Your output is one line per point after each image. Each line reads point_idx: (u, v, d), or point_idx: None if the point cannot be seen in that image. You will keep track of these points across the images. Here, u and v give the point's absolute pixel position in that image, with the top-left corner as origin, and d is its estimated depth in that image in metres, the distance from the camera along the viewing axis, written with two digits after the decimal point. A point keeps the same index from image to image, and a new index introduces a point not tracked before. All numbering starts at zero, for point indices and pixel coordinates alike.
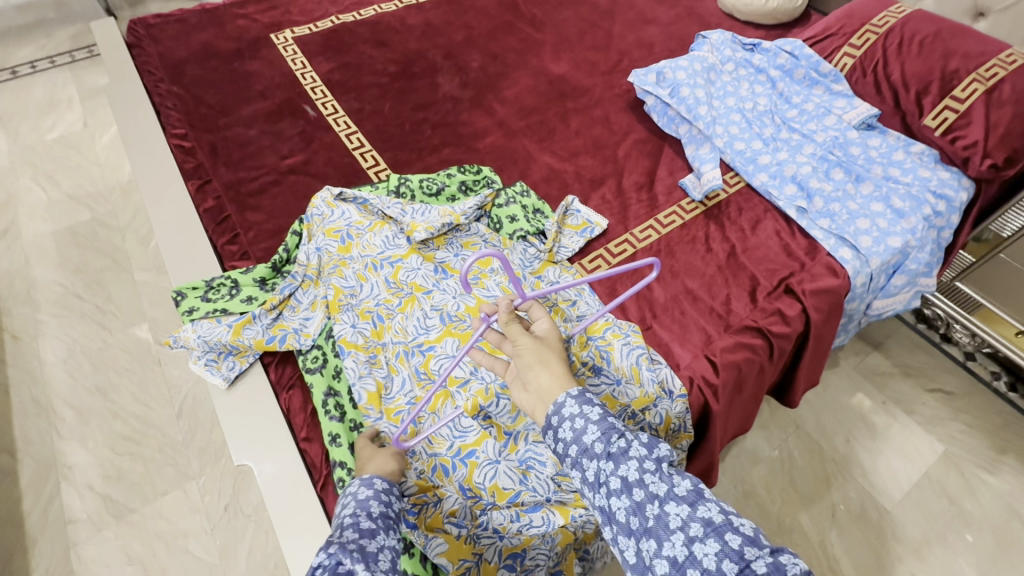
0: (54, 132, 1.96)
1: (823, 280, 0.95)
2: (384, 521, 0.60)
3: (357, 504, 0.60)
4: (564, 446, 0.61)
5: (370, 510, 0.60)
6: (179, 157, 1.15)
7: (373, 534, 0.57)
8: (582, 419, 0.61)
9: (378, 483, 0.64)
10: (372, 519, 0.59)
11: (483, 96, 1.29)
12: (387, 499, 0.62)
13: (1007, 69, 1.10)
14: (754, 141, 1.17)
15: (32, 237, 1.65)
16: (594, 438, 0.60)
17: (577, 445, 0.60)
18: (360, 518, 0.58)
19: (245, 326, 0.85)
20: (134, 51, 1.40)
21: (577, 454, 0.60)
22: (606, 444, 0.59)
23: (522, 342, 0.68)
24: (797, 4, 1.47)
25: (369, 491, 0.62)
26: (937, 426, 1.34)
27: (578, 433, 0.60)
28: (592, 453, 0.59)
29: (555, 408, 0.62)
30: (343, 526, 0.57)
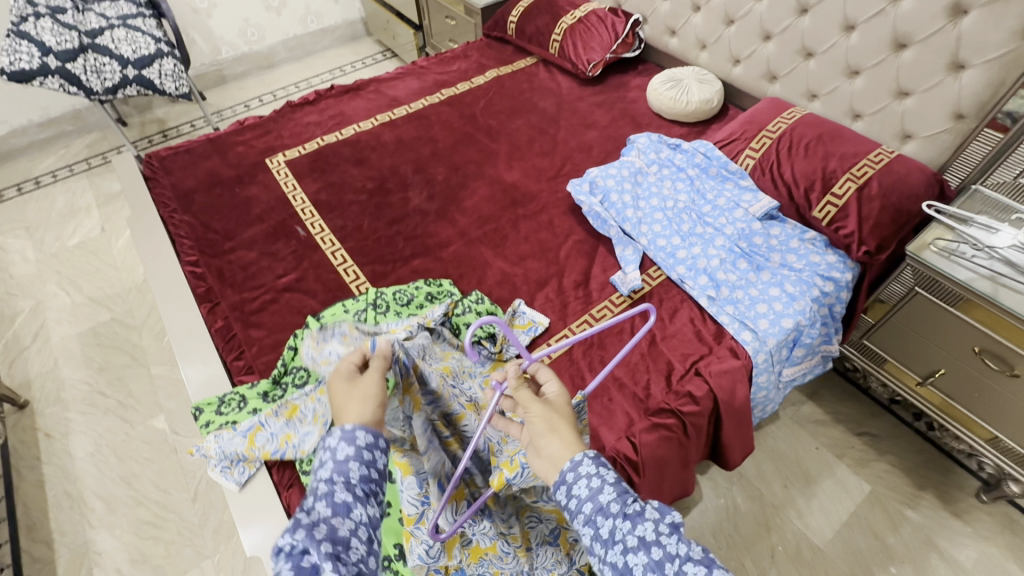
0: (75, 238, 2.19)
1: (727, 361, 1.17)
2: (364, 488, 0.66)
3: (335, 467, 0.66)
4: (577, 503, 0.69)
5: (349, 477, 0.66)
6: (192, 282, 1.37)
7: (347, 510, 0.64)
8: (598, 479, 0.70)
9: (360, 440, 0.68)
10: (349, 490, 0.65)
11: (447, 208, 1.53)
12: (368, 458, 0.68)
13: (875, 168, 1.33)
14: (673, 237, 1.38)
15: (60, 340, 1.86)
16: (609, 497, 0.68)
17: (593, 502, 0.68)
18: (336, 489, 0.64)
19: (257, 435, 1.03)
20: (150, 182, 1.64)
21: (592, 511, 0.68)
22: (621, 505, 0.68)
23: (532, 409, 0.77)
24: (712, 105, 1.73)
25: (350, 451, 0.67)
26: (863, 467, 1.51)
27: (593, 491, 0.69)
28: (608, 511, 0.68)
29: (571, 465, 0.71)
30: (319, 496, 0.63)
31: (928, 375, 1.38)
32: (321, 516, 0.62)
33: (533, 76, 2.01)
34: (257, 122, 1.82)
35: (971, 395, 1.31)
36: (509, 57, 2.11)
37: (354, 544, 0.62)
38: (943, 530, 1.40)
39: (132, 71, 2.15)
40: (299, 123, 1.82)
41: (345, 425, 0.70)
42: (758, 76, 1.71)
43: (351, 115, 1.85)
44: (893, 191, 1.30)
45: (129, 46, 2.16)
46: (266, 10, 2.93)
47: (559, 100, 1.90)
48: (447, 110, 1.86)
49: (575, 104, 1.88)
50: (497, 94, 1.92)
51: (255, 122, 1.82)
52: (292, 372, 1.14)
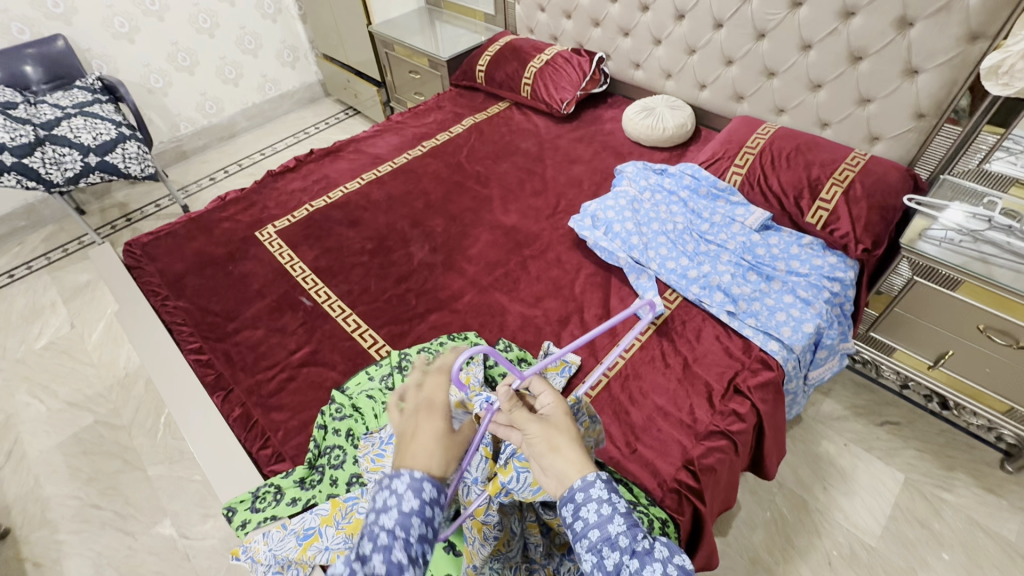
0: (42, 340, 2.04)
1: (762, 373, 1.18)
2: (418, 549, 0.61)
3: (400, 519, 0.61)
4: (583, 526, 0.67)
5: (409, 533, 0.61)
6: (199, 370, 1.28)
7: (400, 573, 0.57)
8: (609, 507, 0.68)
9: (427, 491, 0.64)
10: (405, 550, 0.59)
11: (452, 259, 1.51)
12: (429, 516, 0.63)
13: (855, 171, 1.42)
14: (682, 258, 1.41)
15: (38, 454, 1.70)
16: (619, 528, 0.66)
17: (600, 530, 0.66)
18: (395, 545, 0.59)
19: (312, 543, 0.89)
20: (135, 271, 1.56)
21: (597, 539, 0.66)
22: (630, 540, 0.66)
23: (529, 428, 0.74)
24: (687, 128, 1.81)
25: (416, 506, 0.63)
26: (893, 457, 1.54)
27: (604, 517, 0.67)
28: (616, 542, 0.66)
29: (582, 484, 0.69)
30: (376, 547, 0.58)
31: (938, 358, 1.43)
32: (374, 573, 0.56)
33: (509, 120, 2.06)
34: (239, 195, 1.77)
35: (982, 371, 1.36)
36: (482, 104, 2.17)
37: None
38: (981, 508, 1.42)
39: (94, 158, 2.08)
40: (283, 192, 1.79)
41: (414, 471, 0.65)
42: (725, 98, 1.81)
43: (336, 177, 1.83)
44: (876, 190, 1.37)
45: (90, 134, 2.09)
46: (223, 83, 2.92)
47: (540, 140, 1.95)
48: (432, 161, 1.87)
49: (555, 141, 1.93)
50: (478, 141, 1.96)
51: (237, 196, 1.77)
52: (326, 452, 1.07)
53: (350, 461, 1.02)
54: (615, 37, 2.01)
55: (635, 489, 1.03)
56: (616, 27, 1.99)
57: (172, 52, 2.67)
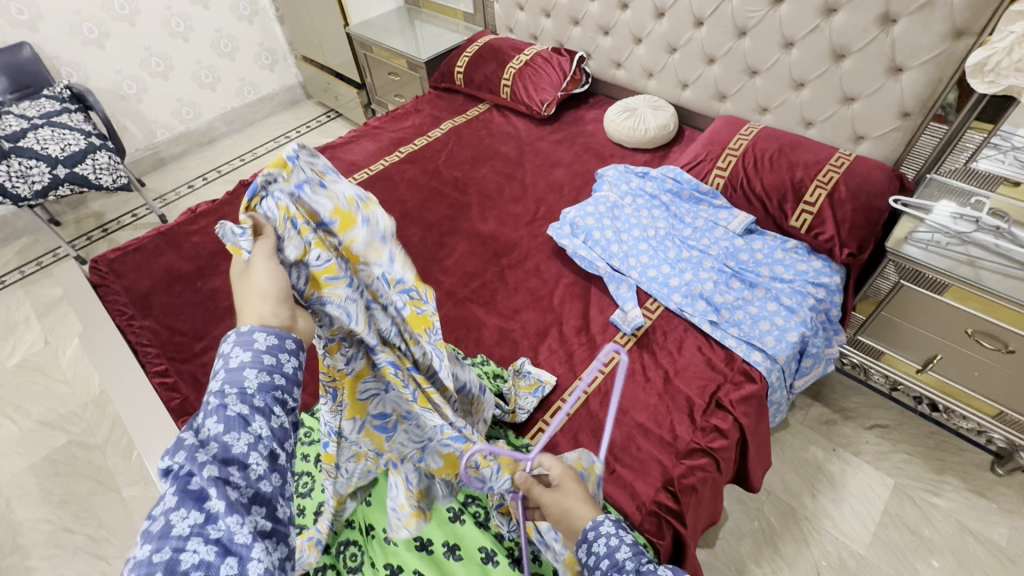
0: (15, 357, 1.99)
1: (745, 387, 1.14)
2: (265, 399, 0.52)
3: (228, 377, 0.52)
4: (594, 559, 0.65)
5: (244, 387, 0.51)
6: (164, 394, 1.25)
7: (244, 425, 0.50)
8: (617, 538, 0.65)
9: (259, 341, 0.54)
10: (243, 403, 0.51)
11: (428, 270, 1.47)
12: (270, 362, 0.54)
13: (839, 172, 1.36)
14: (663, 266, 1.37)
15: (8, 477, 1.65)
16: (626, 555, 0.63)
17: (608, 560, 0.63)
18: (228, 402, 0.50)
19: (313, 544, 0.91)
20: (100, 289, 1.51)
21: (608, 568, 0.63)
22: (636, 563, 0.62)
23: (542, 496, 0.75)
24: (670, 129, 1.76)
25: (249, 357, 0.53)
26: (882, 461, 1.49)
27: (612, 547, 0.64)
28: (622, 569, 0.62)
29: (593, 524, 0.68)
30: (207, 412, 0.50)
31: (926, 362, 1.39)
32: (212, 432, 0.48)
33: (489, 122, 2.01)
34: (210, 207, 1.72)
35: (971, 375, 1.31)
36: (461, 106, 2.12)
37: (249, 465, 0.48)
38: (971, 512, 1.38)
39: (63, 170, 2.01)
40: None
41: (242, 327, 0.55)
42: (708, 97, 1.77)
43: None
44: (861, 191, 1.32)
45: (57, 145, 2.03)
46: (200, 87, 2.86)
47: (519, 143, 1.90)
48: (409, 167, 1.82)
49: (536, 144, 1.89)
50: (456, 145, 1.91)
51: (208, 207, 1.72)
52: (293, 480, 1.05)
53: (318, 490, 1.01)
54: (595, 36, 1.97)
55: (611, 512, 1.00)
56: (595, 25, 1.94)
57: (145, 57, 2.60)
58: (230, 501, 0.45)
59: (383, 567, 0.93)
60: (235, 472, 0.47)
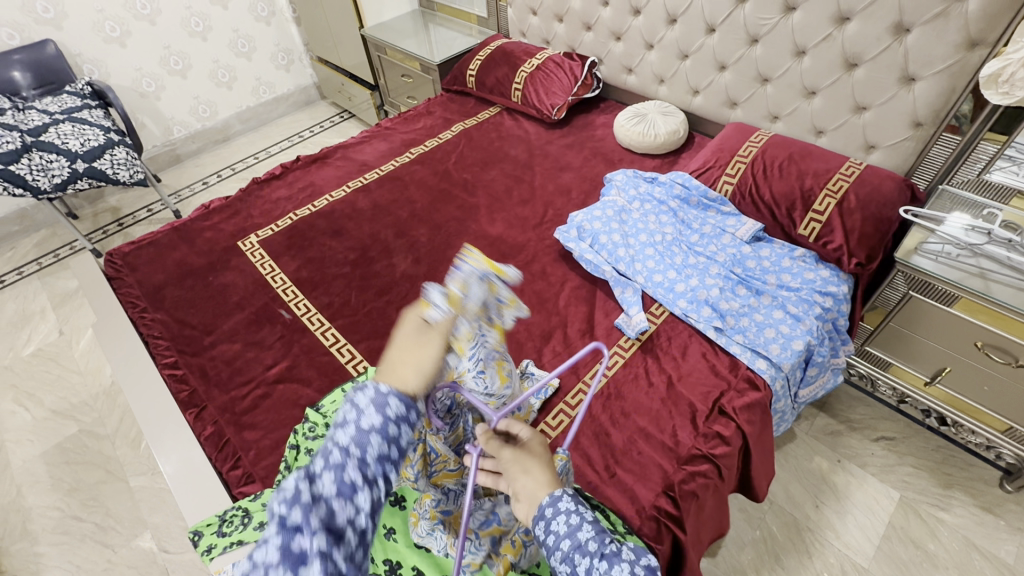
0: (31, 346, 2.03)
1: (748, 394, 1.14)
2: (377, 470, 0.50)
3: (356, 436, 0.50)
4: (555, 539, 0.64)
5: (367, 451, 0.50)
6: (173, 386, 1.27)
7: (353, 494, 0.48)
8: (577, 516, 0.65)
9: (392, 406, 0.53)
10: (360, 469, 0.49)
11: (435, 270, 1.49)
12: (394, 434, 0.52)
13: (849, 181, 1.36)
14: (669, 271, 1.38)
15: (21, 464, 1.68)
16: (589, 535, 0.65)
17: (571, 541, 0.63)
18: (349, 464, 0.49)
19: None
20: (114, 281, 1.54)
21: (569, 549, 0.64)
22: (599, 544, 0.65)
23: (502, 457, 0.67)
24: (680, 135, 1.77)
25: (377, 421, 0.51)
26: (888, 474, 1.48)
27: (572, 528, 0.64)
28: (585, 549, 0.64)
29: (551, 500, 0.65)
30: (326, 467, 0.49)
31: (934, 375, 1.37)
32: (323, 495, 0.47)
33: (499, 125, 2.03)
34: (223, 204, 1.75)
35: (980, 389, 1.30)
36: (473, 109, 2.14)
37: (349, 542, 0.47)
38: (979, 528, 1.36)
39: (82, 165, 2.06)
40: (268, 200, 1.77)
41: (381, 384, 0.54)
42: (718, 103, 1.77)
43: (321, 185, 1.81)
44: (871, 202, 1.31)
45: (77, 140, 2.07)
46: (217, 86, 2.91)
47: (529, 146, 1.91)
48: (420, 168, 1.84)
49: (545, 147, 1.90)
50: (467, 147, 1.93)
51: (221, 204, 1.75)
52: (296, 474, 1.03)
53: None
54: (607, 41, 1.98)
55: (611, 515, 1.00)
56: (607, 31, 1.95)
57: (164, 56, 2.65)
58: None
59: (382, 562, 0.94)
60: (337, 549, 0.45)
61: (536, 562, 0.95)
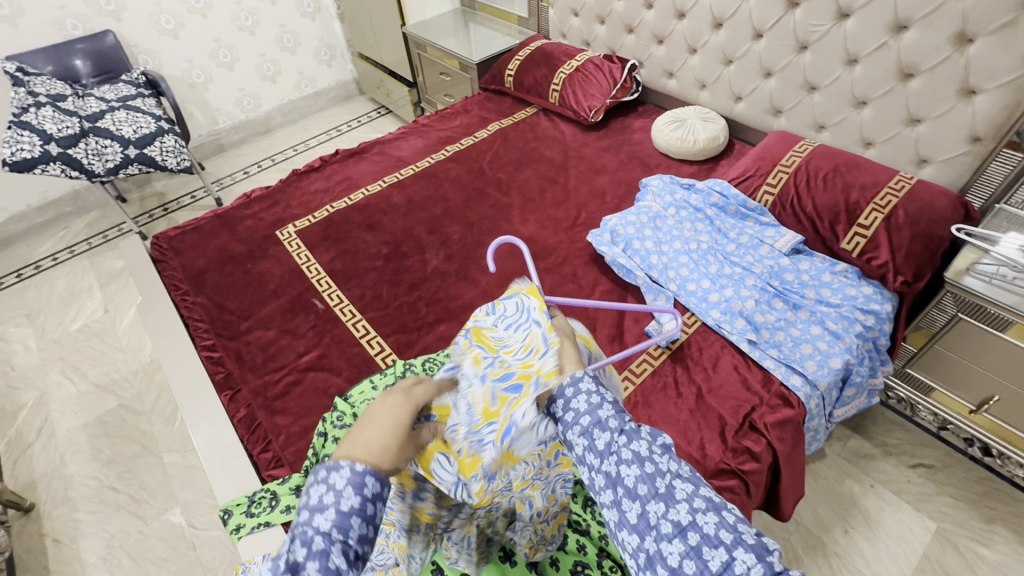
0: (78, 322, 2.13)
1: (781, 411, 1.11)
2: (359, 551, 0.51)
3: (338, 521, 0.51)
4: (574, 415, 0.62)
5: (348, 535, 0.51)
6: (210, 368, 1.32)
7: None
8: (596, 396, 0.63)
9: (370, 485, 0.53)
10: (344, 555, 0.50)
11: (466, 268, 1.50)
12: (372, 514, 0.53)
13: (898, 196, 1.30)
14: (702, 280, 1.35)
15: (65, 433, 1.77)
16: (609, 412, 0.61)
17: (590, 415, 0.61)
18: (332, 551, 0.49)
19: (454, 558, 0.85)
20: (159, 264, 1.60)
21: (588, 424, 0.61)
22: (620, 421, 0.60)
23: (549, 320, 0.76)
24: (720, 142, 1.73)
25: (356, 504, 0.52)
26: (924, 503, 1.41)
27: (593, 405, 0.62)
28: (606, 425, 0.60)
29: (571, 380, 0.65)
30: (311, 554, 0.48)
31: (981, 403, 1.30)
32: None
33: (536, 126, 2.03)
34: (264, 193, 1.80)
35: None
36: (509, 109, 2.14)
37: None
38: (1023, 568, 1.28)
39: (133, 151, 2.15)
40: (307, 191, 1.81)
41: (357, 464, 0.53)
42: (761, 111, 1.73)
43: (358, 178, 1.84)
44: (921, 218, 1.26)
45: (130, 127, 2.17)
46: (261, 79, 2.99)
47: (565, 148, 1.90)
48: (454, 166, 1.86)
49: (581, 150, 1.89)
50: (502, 146, 1.93)
51: (262, 193, 1.80)
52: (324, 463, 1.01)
53: None
54: (649, 44, 1.95)
55: None
56: (650, 34, 1.92)
57: (214, 48, 2.74)
58: None
59: None
60: None
61: (556, 566, 0.91)
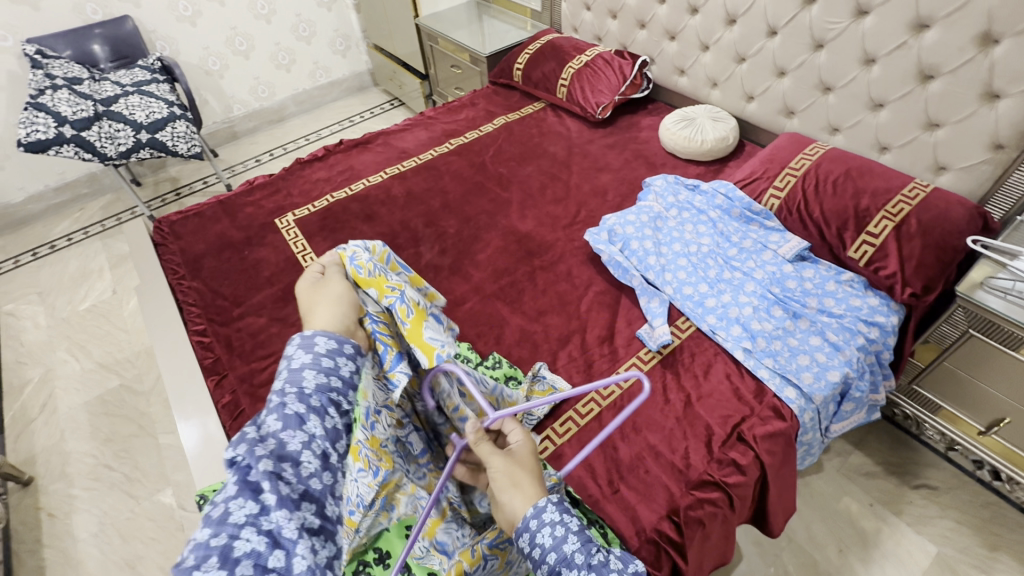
0: (87, 302, 2.18)
1: (772, 423, 1.06)
2: (319, 400, 0.62)
3: (289, 378, 0.62)
4: (541, 552, 0.65)
5: (302, 388, 0.61)
6: (200, 353, 1.33)
7: (300, 423, 0.59)
8: (562, 527, 0.66)
9: (317, 348, 0.67)
10: (301, 402, 0.60)
11: (460, 262, 1.48)
12: (324, 368, 0.65)
13: (911, 204, 1.24)
14: (700, 284, 1.31)
15: (67, 410, 1.81)
16: (574, 547, 0.65)
17: (557, 553, 0.64)
18: (288, 401, 0.60)
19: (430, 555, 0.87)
20: (160, 248, 1.62)
21: (556, 562, 0.64)
22: (586, 555, 0.66)
23: (492, 462, 0.72)
24: (729, 142, 1.68)
25: (308, 361, 0.65)
26: (926, 526, 1.35)
27: (559, 540, 0.65)
28: (572, 562, 0.65)
29: (535, 511, 0.67)
30: (269, 410, 0.59)
31: (991, 425, 1.24)
32: (270, 430, 0.57)
33: (542, 121, 1.99)
34: (267, 181, 1.81)
35: None
36: (517, 103, 2.11)
37: (303, 457, 0.56)
38: None
39: (145, 135, 2.17)
40: (308, 180, 1.81)
41: (305, 334, 0.69)
42: (774, 111, 1.67)
43: (360, 169, 1.84)
44: (934, 227, 1.20)
45: (143, 112, 2.19)
46: (276, 68, 3.01)
47: (569, 144, 1.87)
48: (456, 159, 1.84)
49: (586, 146, 1.85)
50: (506, 141, 1.90)
51: (265, 181, 1.80)
52: None
53: None
54: (661, 40, 1.90)
55: (607, 533, 0.96)
56: (662, 29, 1.87)
57: (230, 36, 2.77)
58: (280, 495, 0.51)
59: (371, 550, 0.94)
60: (286, 462, 0.55)
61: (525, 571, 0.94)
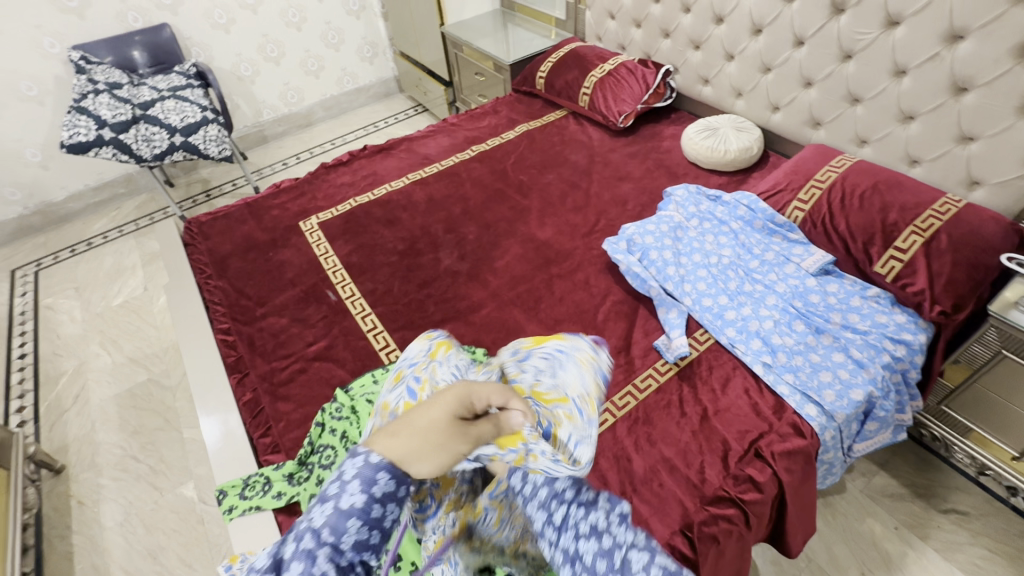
0: (120, 297, 2.26)
1: (791, 440, 1.04)
2: (350, 560, 0.50)
3: (332, 520, 0.50)
4: (532, 487, 0.69)
5: (339, 540, 0.50)
6: (223, 350, 1.36)
7: None
8: None
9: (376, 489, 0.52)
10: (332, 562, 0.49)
11: (478, 269, 1.49)
12: (374, 520, 0.51)
13: (942, 219, 1.20)
14: (720, 296, 1.30)
15: (98, 401, 1.87)
16: (565, 483, 0.69)
17: (547, 488, 0.68)
18: (319, 556, 0.48)
19: None
20: (189, 248, 1.68)
21: (546, 496, 0.68)
22: (575, 492, 0.68)
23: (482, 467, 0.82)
24: (753, 153, 1.66)
25: (359, 503, 0.51)
26: (954, 553, 1.30)
27: (550, 479, 0.69)
28: (562, 497, 0.67)
29: None
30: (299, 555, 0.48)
31: None
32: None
33: (564, 129, 2.00)
34: (293, 184, 1.85)
35: None
36: (539, 111, 2.12)
37: None
38: None
39: (179, 138, 2.25)
40: (333, 184, 1.85)
41: (372, 456, 0.53)
42: (800, 122, 1.65)
43: (383, 174, 1.87)
44: (965, 243, 1.16)
45: (177, 116, 2.27)
46: (305, 74, 3.09)
47: (590, 152, 1.87)
48: (478, 166, 1.86)
49: (607, 155, 1.85)
50: (527, 148, 1.92)
51: (291, 184, 1.85)
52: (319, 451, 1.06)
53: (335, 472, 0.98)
54: (685, 49, 1.89)
55: None
56: (686, 38, 1.86)
57: (262, 43, 2.85)
58: None
59: None
60: None
61: None
